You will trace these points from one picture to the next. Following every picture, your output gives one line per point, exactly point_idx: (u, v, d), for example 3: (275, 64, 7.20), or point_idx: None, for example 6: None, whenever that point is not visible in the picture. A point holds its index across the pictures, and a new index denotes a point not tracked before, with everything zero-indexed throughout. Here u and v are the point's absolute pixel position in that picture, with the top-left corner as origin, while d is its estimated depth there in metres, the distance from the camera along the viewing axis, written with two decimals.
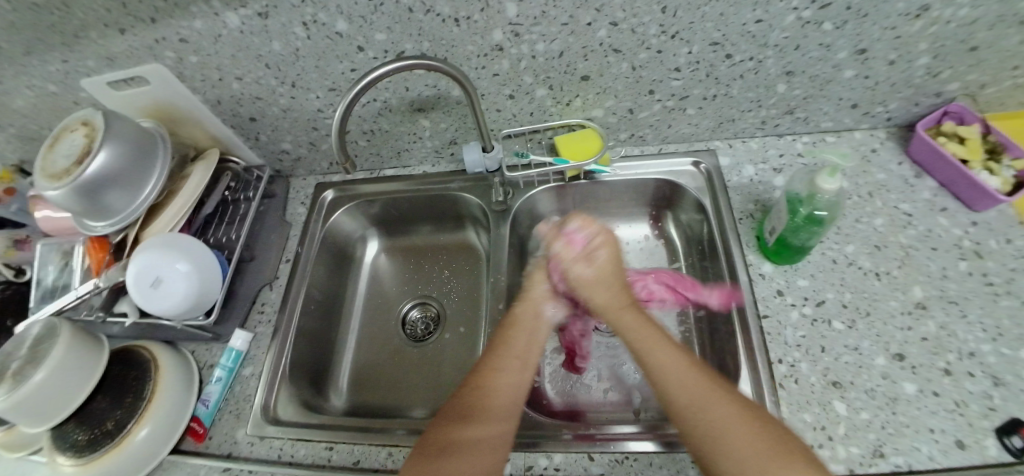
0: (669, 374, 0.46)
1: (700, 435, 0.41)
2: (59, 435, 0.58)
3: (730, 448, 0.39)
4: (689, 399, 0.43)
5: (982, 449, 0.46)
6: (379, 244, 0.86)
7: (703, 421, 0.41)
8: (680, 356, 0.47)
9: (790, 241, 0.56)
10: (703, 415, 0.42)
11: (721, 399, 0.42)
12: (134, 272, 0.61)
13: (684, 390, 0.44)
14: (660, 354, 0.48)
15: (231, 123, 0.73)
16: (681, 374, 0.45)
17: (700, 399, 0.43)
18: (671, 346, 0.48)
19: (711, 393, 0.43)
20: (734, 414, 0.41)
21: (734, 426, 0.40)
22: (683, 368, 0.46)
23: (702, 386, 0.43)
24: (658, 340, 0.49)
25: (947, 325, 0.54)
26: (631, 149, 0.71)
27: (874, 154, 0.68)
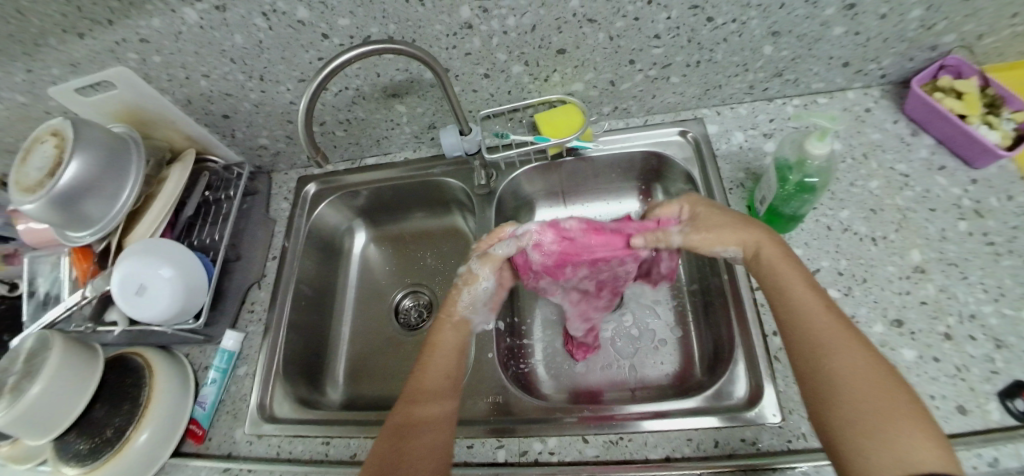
0: (821, 336, 0.42)
1: (841, 405, 0.38)
2: (62, 445, 0.58)
3: (869, 418, 0.36)
4: (836, 366, 0.40)
5: (985, 414, 0.45)
6: (367, 234, 0.85)
7: (847, 393, 0.38)
8: (834, 320, 0.43)
9: (782, 210, 0.54)
10: (849, 383, 0.39)
11: (869, 369, 0.39)
12: (119, 280, 0.60)
13: (831, 359, 0.40)
14: (812, 316, 0.44)
15: (204, 122, 0.71)
16: (832, 336, 0.42)
17: (853, 368, 0.39)
18: (823, 309, 0.44)
19: (855, 363, 0.39)
20: (876, 381, 0.38)
21: (869, 399, 0.37)
22: (830, 331, 0.42)
23: (853, 354, 0.40)
24: (809, 300, 0.45)
25: (946, 288, 0.53)
26: (616, 123, 0.69)
27: (868, 114, 0.65)
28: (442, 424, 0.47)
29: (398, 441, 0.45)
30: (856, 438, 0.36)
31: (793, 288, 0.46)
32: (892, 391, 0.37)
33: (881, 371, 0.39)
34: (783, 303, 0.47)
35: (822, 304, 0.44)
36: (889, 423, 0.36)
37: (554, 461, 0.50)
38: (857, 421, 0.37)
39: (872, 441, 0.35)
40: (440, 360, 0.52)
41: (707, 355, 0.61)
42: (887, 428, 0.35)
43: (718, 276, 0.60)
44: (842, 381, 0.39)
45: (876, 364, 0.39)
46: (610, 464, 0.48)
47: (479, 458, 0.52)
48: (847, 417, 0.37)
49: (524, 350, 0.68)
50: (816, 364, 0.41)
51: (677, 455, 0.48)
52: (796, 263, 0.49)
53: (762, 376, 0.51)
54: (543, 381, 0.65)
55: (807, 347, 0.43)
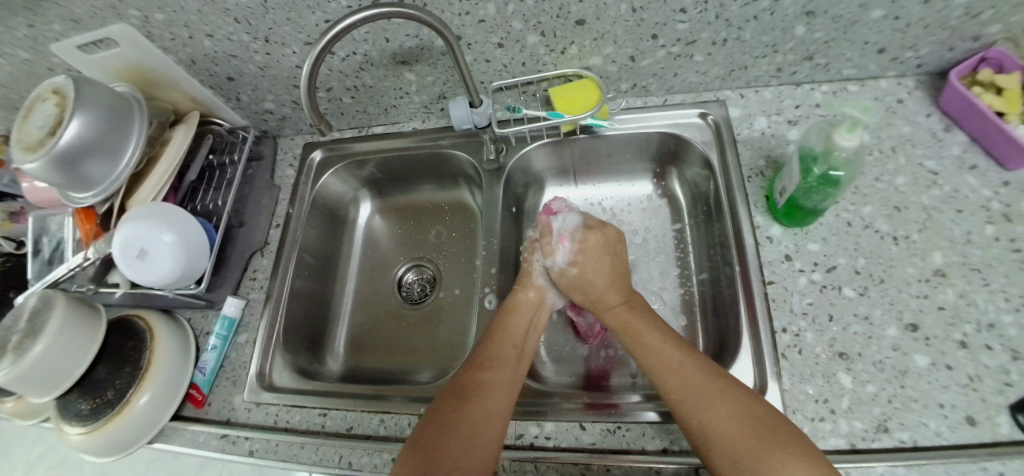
0: (671, 390, 0.45)
1: (713, 447, 0.40)
2: (64, 405, 0.58)
3: (744, 453, 0.38)
4: (698, 413, 0.42)
5: (993, 427, 0.44)
6: (372, 205, 0.84)
7: (711, 436, 0.40)
8: (690, 369, 0.45)
9: (801, 202, 0.52)
10: (715, 424, 0.41)
11: (728, 408, 0.41)
12: (120, 243, 0.60)
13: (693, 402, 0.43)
14: (667, 368, 0.47)
15: (210, 84, 0.69)
16: (688, 384, 0.44)
17: (701, 401, 0.42)
18: (678, 362, 0.47)
19: (721, 405, 0.42)
20: (740, 418, 0.40)
21: (754, 430, 0.39)
22: (690, 378, 0.45)
23: (707, 398, 0.42)
24: (661, 355, 0.48)
25: (966, 294, 0.50)
26: (634, 101, 0.66)
27: (900, 105, 0.62)
28: (498, 409, 0.46)
29: (450, 416, 0.44)
30: (743, 473, 0.38)
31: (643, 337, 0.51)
32: (760, 423, 0.39)
33: (748, 405, 0.41)
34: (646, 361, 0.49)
35: (678, 355, 0.47)
36: (765, 454, 0.37)
37: (550, 446, 0.49)
38: (738, 457, 0.38)
39: (757, 474, 0.37)
40: (513, 335, 0.54)
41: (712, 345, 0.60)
42: (765, 452, 0.38)
43: (729, 268, 0.58)
44: (707, 422, 0.41)
45: (737, 401, 0.42)
46: (607, 452, 0.47)
47: None
48: (724, 456, 0.39)
49: None
50: (681, 414, 0.43)
51: (676, 447, 0.47)
52: (653, 321, 0.53)
53: (767, 374, 0.50)
54: (544, 362, 0.64)
55: (670, 395, 0.45)
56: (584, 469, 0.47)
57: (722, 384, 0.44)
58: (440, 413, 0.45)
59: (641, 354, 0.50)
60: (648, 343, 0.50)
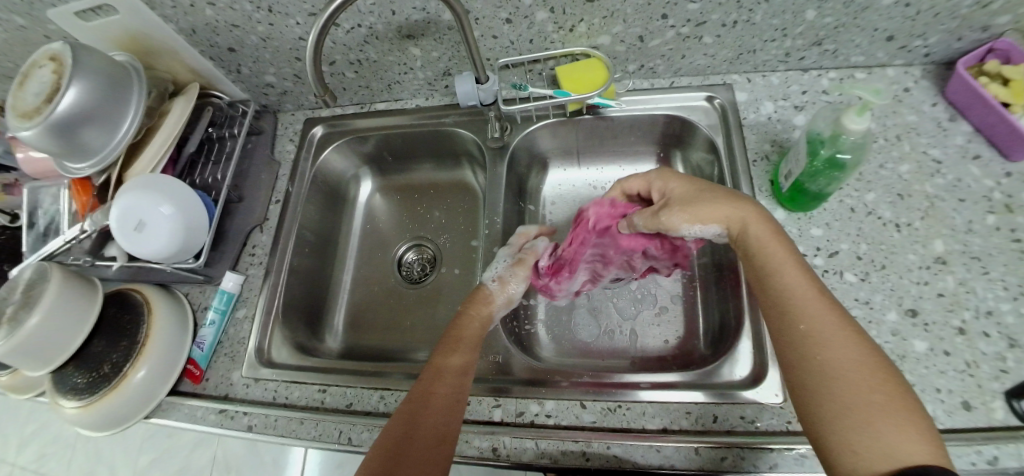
0: (814, 330, 0.40)
1: (829, 391, 0.37)
2: (60, 377, 0.58)
3: (857, 406, 0.35)
4: (820, 358, 0.38)
5: (989, 412, 0.44)
6: (373, 184, 0.83)
7: (829, 381, 0.37)
8: (831, 314, 0.40)
9: (806, 186, 0.52)
10: (839, 375, 0.37)
11: (865, 367, 0.37)
12: (117, 214, 0.59)
13: (823, 345, 0.39)
14: (801, 305, 0.41)
15: (210, 55, 0.68)
16: (821, 327, 0.40)
17: (823, 344, 0.39)
18: (817, 300, 0.41)
19: (851, 355, 0.38)
20: (877, 377, 0.36)
21: (869, 396, 0.35)
22: (823, 322, 0.40)
23: (842, 343, 0.38)
24: (802, 284, 0.42)
25: (966, 282, 0.51)
26: (640, 83, 0.65)
27: (906, 94, 0.62)
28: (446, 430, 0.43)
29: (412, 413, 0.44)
30: (841, 429, 0.35)
31: (777, 270, 0.44)
32: (874, 381, 0.36)
33: (887, 376, 0.36)
34: (776, 287, 0.43)
35: (816, 296, 0.41)
36: (886, 412, 0.34)
37: (550, 423, 0.50)
38: (847, 414, 0.35)
39: (862, 433, 0.34)
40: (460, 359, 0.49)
41: (711, 328, 0.60)
42: (883, 414, 0.34)
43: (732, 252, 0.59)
44: (838, 370, 0.37)
45: (872, 361, 0.37)
46: (607, 431, 0.48)
47: (474, 415, 0.52)
48: (830, 407, 0.36)
49: (526, 310, 0.67)
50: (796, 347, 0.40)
51: (675, 427, 0.47)
52: (791, 247, 0.46)
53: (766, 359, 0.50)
54: (544, 342, 0.65)
55: (783, 313, 0.42)
56: (584, 448, 0.47)
57: (862, 341, 0.39)
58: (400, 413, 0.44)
59: (772, 279, 0.44)
60: (787, 273, 0.44)
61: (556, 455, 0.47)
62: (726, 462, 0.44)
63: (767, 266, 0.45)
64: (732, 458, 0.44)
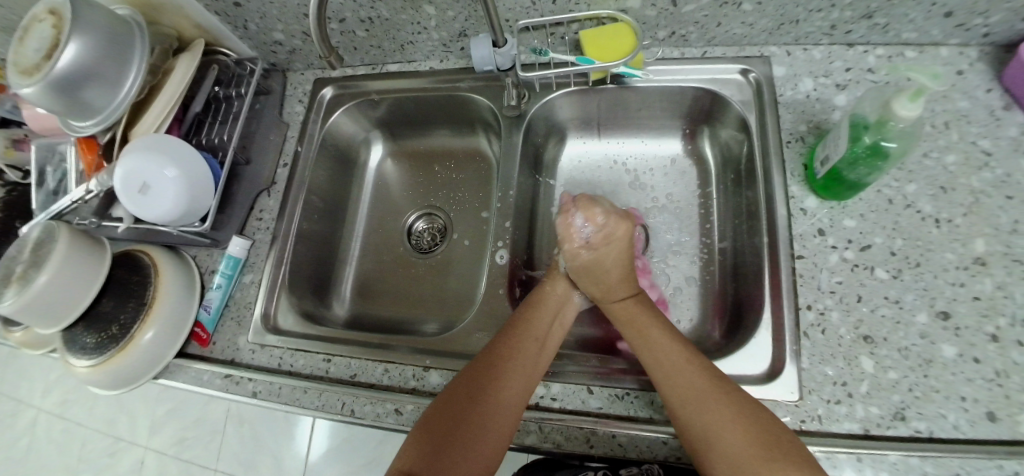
0: (672, 392, 0.43)
1: (704, 446, 0.39)
2: (70, 336, 0.58)
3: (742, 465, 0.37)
4: (692, 417, 0.41)
5: (1014, 425, 0.42)
6: (384, 148, 0.80)
7: (712, 439, 0.39)
8: (693, 375, 0.43)
9: (844, 175, 0.48)
10: (700, 430, 0.40)
11: (722, 421, 0.39)
12: (122, 174, 0.57)
13: (687, 400, 0.42)
14: (669, 373, 0.44)
15: (215, 10, 0.65)
16: (684, 381, 0.43)
17: (687, 399, 0.42)
18: (678, 362, 0.45)
19: (723, 408, 0.40)
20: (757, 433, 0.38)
21: (748, 446, 0.38)
22: (684, 374, 0.43)
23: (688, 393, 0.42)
24: (665, 351, 0.46)
25: (1005, 286, 0.47)
26: (670, 52, 0.61)
27: (960, 77, 0.57)
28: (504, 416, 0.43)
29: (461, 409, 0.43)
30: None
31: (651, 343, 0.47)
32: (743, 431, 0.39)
33: (762, 419, 0.39)
34: (646, 355, 0.47)
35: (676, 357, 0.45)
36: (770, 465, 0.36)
37: (555, 407, 0.48)
38: (737, 465, 0.38)
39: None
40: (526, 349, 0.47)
41: (729, 315, 0.58)
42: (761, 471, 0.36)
43: (756, 239, 0.55)
44: (701, 428, 0.40)
45: (739, 407, 0.40)
46: (614, 418, 0.46)
47: None
48: (720, 461, 0.38)
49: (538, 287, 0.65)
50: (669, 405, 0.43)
51: None
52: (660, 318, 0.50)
53: (786, 353, 0.48)
54: None
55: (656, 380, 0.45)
56: (589, 434, 0.45)
57: (725, 392, 0.41)
58: (443, 413, 0.43)
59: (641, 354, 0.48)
60: (653, 340, 0.48)
61: (560, 440, 0.46)
62: None
63: (637, 336, 0.49)
64: None
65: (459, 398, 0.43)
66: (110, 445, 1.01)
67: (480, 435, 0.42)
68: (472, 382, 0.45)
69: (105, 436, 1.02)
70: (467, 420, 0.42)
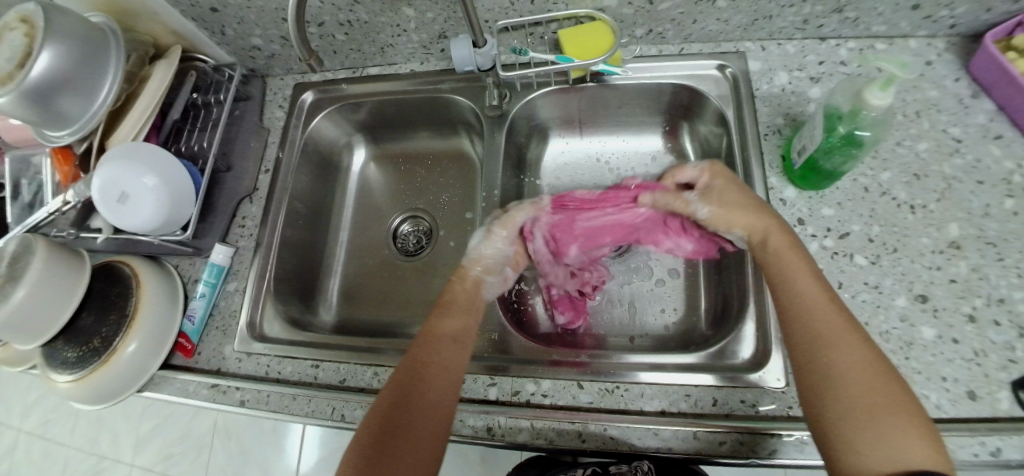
0: (820, 328, 0.39)
1: (827, 388, 0.36)
2: (50, 351, 0.57)
3: (859, 411, 0.34)
4: (828, 356, 0.38)
5: (993, 402, 0.43)
6: (367, 152, 0.80)
7: (843, 381, 0.36)
8: (831, 312, 0.40)
9: (820, 164, 0.49)
10: (833, 375, 0.37)
11: (859, 371, 0.36)
12: (99, 185, 0.56)
13: (829, 344, 0.38)
14: (814, 309, 0.40)
15: (191, 16, 0.64)
16: (826, 324, 0.39)
17: (826, 340, 0.38)
18: (823, 302, 0.41)
19: (859, 354, 0.37)
20: (887, 387, 0.35)
21: (878, 397, 0.35)
22: (818, 309, 0.40)
23: (829, 322, 0.39)
24: (809, 288, 0.42)
25: (979, 268, 0.48)
26: (649, 49, 0.62)
27: (928, 68, 0.58)
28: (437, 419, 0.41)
29: (390, 418, 0.40)
30: (856, 436, 0.34)
31: (793, 281, 0.43)
32: (877, 378, 0.35)
33: (887, 379, 0.36)
34: (783, 291, 0.43)
35: (824, 298, 0.41)
36: (888, 418, 0.33)
37: (546, 403, 0.48)
38: (851, 415, 0.34)
39: (858, 426, 0.34)
40: (446, 350, 0.46)
41: (713, 307, 0.59)
42: (886, 420, 0.33)
43: None
44: (844, 366, 0.37)
45: (876, 365, 0.36)
46: (605, 412, 0.46)
47: (469, 394, 0.50)
48: (843, 408, 0.35)
49: (522, 288, 0.66)
50: (809, 352, 0.39)
51: (674, 409, 0.46)
52: (805, 255, 0.45)
53: (770, 340, 0.49)
54: (541, 319, 0.63)
55: (791, 312, 0.42)
56: (580, 429, 0.46)
57: (866, 345, 0.38)
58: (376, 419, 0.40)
59: (782, 286, 0.44)
60: (803, 281, 0.43)
61: (552, 436, 0.46)
62: (723, 447, 0.43)
63: (778, 269, 0.45)
64: (731, 442, 0.43)
65: (385, 408, 0.41)
66: (96, 463, 0.98)
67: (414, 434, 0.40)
68: (392, 402, 0.41)
69: (90, 455, 0.99)
70: (393, 434, 0.39)
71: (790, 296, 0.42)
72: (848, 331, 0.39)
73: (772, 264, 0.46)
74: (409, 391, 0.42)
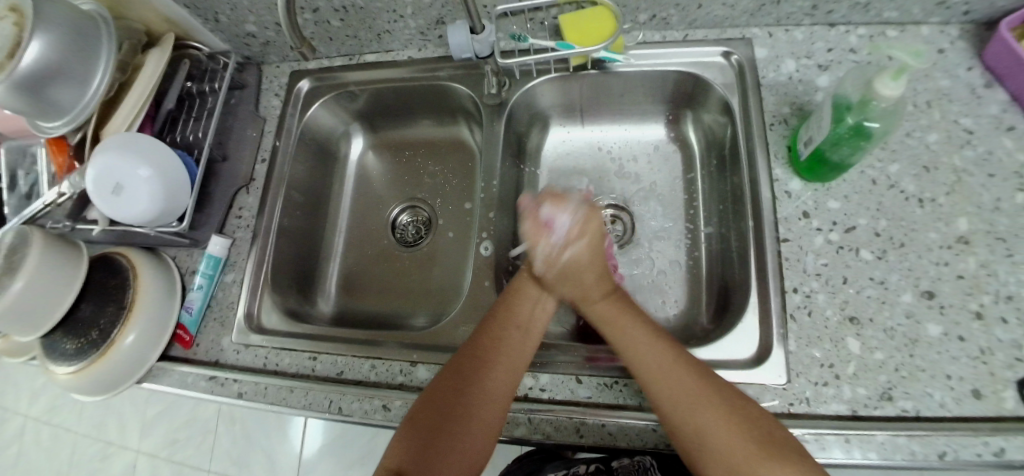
0: (657, 396, 0.42)
1: (675, 423, 0.40)
2: (49, 342, 0.56)
3: (737, 470, 0.37)
4: (679, 421, 0.40)
5: (999, 401, 0.42)
6: (365, 141, 0.79)
7: (704, 447, 0.39)
8: (679, 376, 0.42)
9: (827, 156, 0.47)
10: (693, 441, 0.39)
11: (699, 398, 0.40)
12: (93, 176, 0.56)
13: (660, 379, 0.42)
14: (653, 378, 0.43)
15: (184, 2, 0.63)
16: (662, 390, 0.42)
17: (674, 406, 0.41)
18: (663, 366, 0.43)
19: (689, 385, 0.41)
20: (750, 438, 0.37)
21: (746, 452, 0.37)
22: (661, 377, 0.42)
23: (671, 389, 0.41)
24: (645, 356, 0.44)
25: (988, 264, 0.47)
26: (652, 35, 0.60)
27: (941, 56, 0.57)
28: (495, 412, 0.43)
29: (444, 406, 0.43)
30: None
31: (632, 352, 0.45)
32: (729, 437, 0.38)
33: (750, 428, 0.38)
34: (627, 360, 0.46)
35: (661, 357, 0.43)
36: (758, 469, 0.36)
37: (544, 398, 0.48)
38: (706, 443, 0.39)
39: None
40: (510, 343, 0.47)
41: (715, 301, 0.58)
42: (762, 471, 0.36)
43: (741, 223, 0.55)
44: (700, 434, 0.39)
45: (734, 421, 0.38)
46: (604, 407, 0.46)
47: None
48: (722, 472, 0.38)
49: None
50: (665, 420, 0.41)
51: None
52: (643, 321, 0.48)
53: (772, 334, 0.48)
54: None
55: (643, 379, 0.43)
56: (579, 424, 0.45)
57: (719, 401, 0.40)
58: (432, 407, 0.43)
59: (622, 355, 0.46)
60: (638, 343, 0.45)
61: (549, 430, 0.46)
62: None
63: (619, 341, 0.47)
64: None
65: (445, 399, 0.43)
66: (100, 452, 0.99)
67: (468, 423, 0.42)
68: (449, 393, 0.44)
69: (95, 444, 1.00)
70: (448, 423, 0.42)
71: (634, 364, 0.45)
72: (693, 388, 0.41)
73: (611, 332, 0.48)
74: (470, 382, 0.44)
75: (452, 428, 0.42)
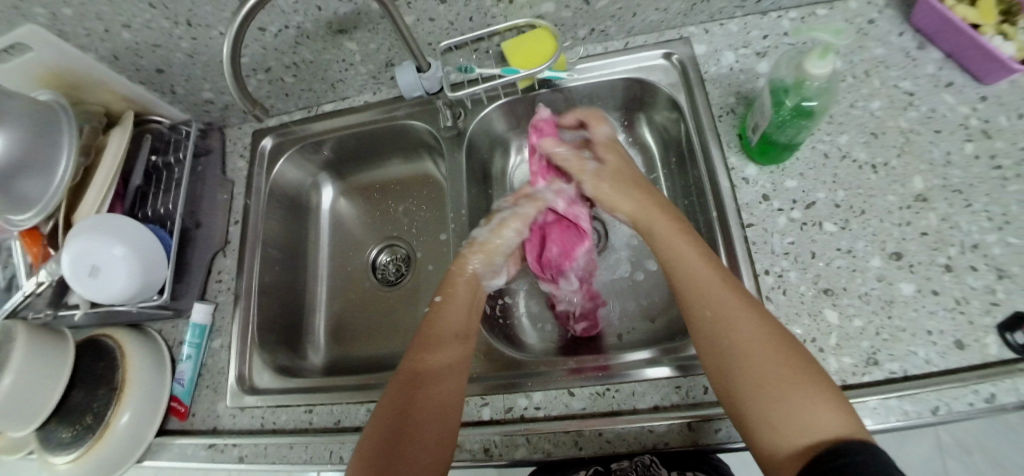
0: (706, 313, 0.42)
1: (736, 371, 0.38)
2: (44, 434, 0.56)
3: (767, 387, 0.36)
4: (722, 338, 0.40)
5: (982, 348, 0.43)
6: (334, 189, 0.80)
7: (739, 360, 0.38)
8: (729, 296, 0.41)
9: (775, 139, 0.49)
10: (736, 348, 0.39)
11: (742, 317, 0.40)
12: (69, 262, 0.56)
13: (727, 323, 0.40)
14: (703, 292, 0.43)
15: (139, 80, 0.64)
16: (718, 307, 0.41)
17: (723, 323, 0.40)
18: (716, 284, 0.43)
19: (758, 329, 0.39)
20: (791, 362, 0.37)
21: (784, 373, 0.36)
22: (716, 296, 0.42)
23: (722, 304, 0.41)
24: (702, 275, 0.44)
25: (949, 218, 0.49)
26: (594, 48, 0.63)
27: (871, 26, 0.59)
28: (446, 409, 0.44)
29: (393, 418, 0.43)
30: (763, 403, 0.36)
31: (689, 267, 0.45)
32: (770, 357, 0.37)
33: (790, 356, 0.37)
34: (678, 279, 0.46)
35: (718, 282, 0.43)
36: (792, 389, 0.35)
37: (540, 416, 0.48)
38: (762, 394, 0.36)
39: (766, 404, 0.36)
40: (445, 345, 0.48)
41: None
42: (792, 395, 0.35)
43: (707, 214, 0.57)
44: (741, 343, 0.39)
45: (777, 346, 0.38)
46: (599, 416, 0.46)
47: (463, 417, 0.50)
48: (752, 393, 0.37)
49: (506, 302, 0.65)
50: (713, 335, 0.41)
51: (666, 404, 0.46)
52: (693, 241, 0.48)
53: None
54: (528, 331, 0.63)
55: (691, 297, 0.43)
56: (576, 437, 0.46)
57: (764, 322, 0.40)
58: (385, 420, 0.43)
59: (672, 273, 0.46)
60: (686, 259, 0.46)
61: (549, 447, 0.46)
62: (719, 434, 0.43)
63: (671, 262, 0.47)
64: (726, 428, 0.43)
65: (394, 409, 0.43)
66: None
67: (422, 428, 0.42)
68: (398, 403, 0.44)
69: None
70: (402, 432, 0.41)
71: (682, 282, 0.45)
72: (739, 308, 0.41)
73: (665, 250, 0.48)
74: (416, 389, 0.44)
75: (410, 418, 0.42)
